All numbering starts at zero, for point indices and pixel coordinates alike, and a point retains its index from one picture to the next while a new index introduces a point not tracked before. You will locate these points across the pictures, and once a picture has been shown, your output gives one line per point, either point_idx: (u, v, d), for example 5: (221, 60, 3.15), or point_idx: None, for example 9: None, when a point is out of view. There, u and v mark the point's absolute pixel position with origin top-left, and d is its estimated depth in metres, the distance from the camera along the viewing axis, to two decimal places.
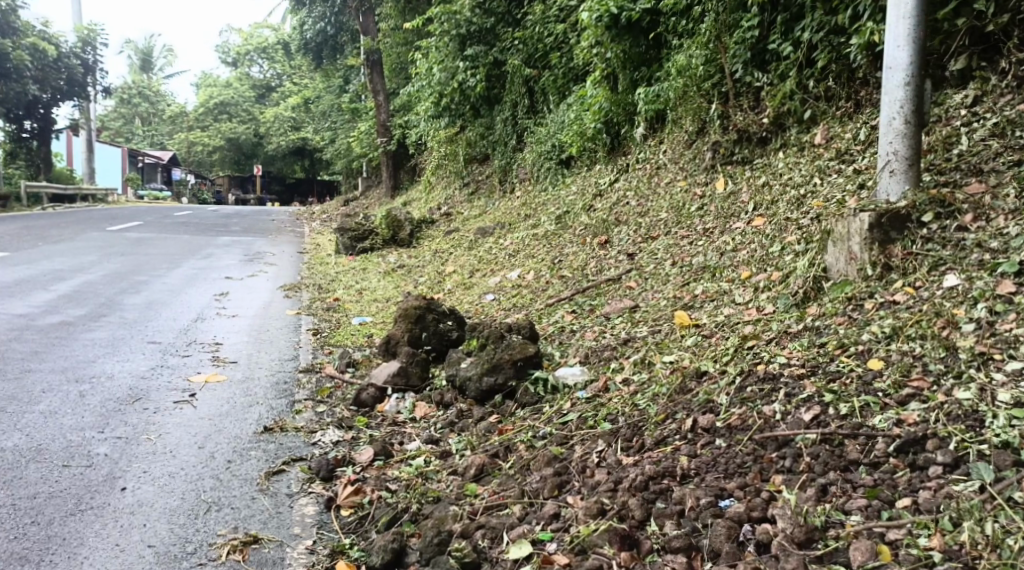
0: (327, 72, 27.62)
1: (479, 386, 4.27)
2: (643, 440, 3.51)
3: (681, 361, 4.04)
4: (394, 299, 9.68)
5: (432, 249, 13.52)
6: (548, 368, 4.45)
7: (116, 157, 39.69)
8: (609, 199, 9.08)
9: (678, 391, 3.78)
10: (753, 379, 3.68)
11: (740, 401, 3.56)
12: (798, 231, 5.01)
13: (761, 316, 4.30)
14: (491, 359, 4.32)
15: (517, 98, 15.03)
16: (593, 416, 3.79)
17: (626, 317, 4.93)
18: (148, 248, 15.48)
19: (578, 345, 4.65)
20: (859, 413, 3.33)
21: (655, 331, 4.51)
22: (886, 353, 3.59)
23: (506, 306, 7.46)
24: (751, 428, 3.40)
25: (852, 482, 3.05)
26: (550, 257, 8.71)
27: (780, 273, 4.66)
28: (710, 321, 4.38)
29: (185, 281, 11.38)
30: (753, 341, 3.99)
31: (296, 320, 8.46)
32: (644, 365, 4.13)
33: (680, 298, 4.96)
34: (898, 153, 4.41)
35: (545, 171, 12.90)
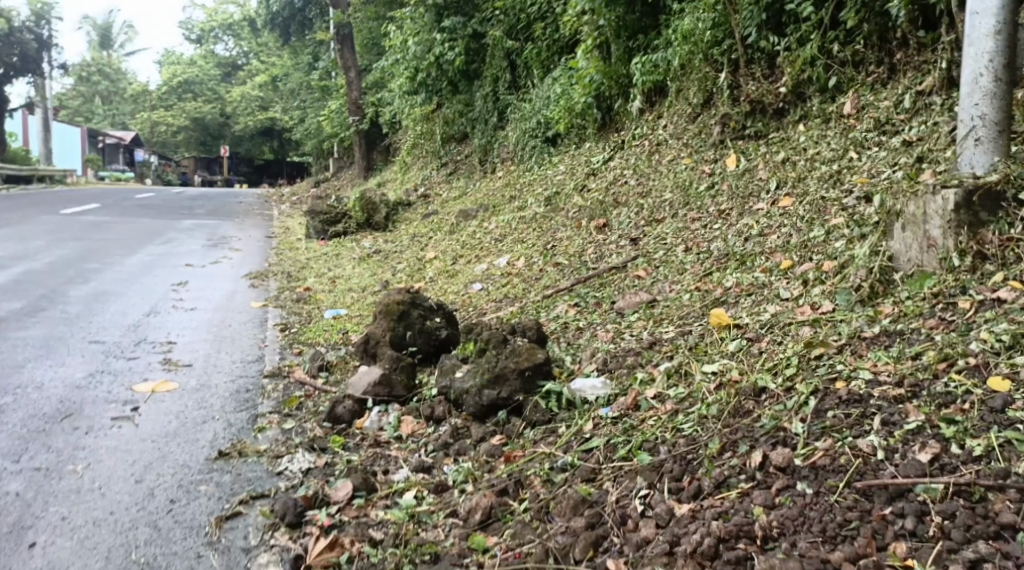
0: (296, 48, 26.71)
1: (489, 403, 3.60)
2: (699, 482, 2.86)
3: (728, 373, 3.39)
4: (370, 288, 9.00)
5: (410, 232, 12.83)
6: (564, 378, 3.79)
7: (77, 138, 38.58)
8: (603, 178, 8.44)
9: (733, 413, 3.14)
10: (833, 402, 3.04)
11: (823, 432, 2.92)
12: (843, 213, 4.44)
13: (819, 315, 3.66)
14: (493, 368, 3.65)
15: (498, 73, 14.34)
16: (631, 446, 3.13)
17: (646, 314, 4.27)
18: (105, 233, 14.65)
19: (595, 348, 3.99)
20: (1000, 455, 2.67)
21: (684, 332, 3.86)
22: (1012, 370, 2.95)
23: (497, 297, 6.80)
24: (847, 473, 2.74)
25: (1015, 559, 2.38)
26: (541, 242, 8.07)
27: (835, 263, 4.03)
28: (754, 321, 3.74)
29: (142, 269, 10.62)
30: (820, 349, 3.35)
31: (261, 312, 7.75)
32: (681, 377, 3.47)
33: (709, 293, 4.29)
34: (986, 116, 3.91)
35: (530, 150, 12.22)
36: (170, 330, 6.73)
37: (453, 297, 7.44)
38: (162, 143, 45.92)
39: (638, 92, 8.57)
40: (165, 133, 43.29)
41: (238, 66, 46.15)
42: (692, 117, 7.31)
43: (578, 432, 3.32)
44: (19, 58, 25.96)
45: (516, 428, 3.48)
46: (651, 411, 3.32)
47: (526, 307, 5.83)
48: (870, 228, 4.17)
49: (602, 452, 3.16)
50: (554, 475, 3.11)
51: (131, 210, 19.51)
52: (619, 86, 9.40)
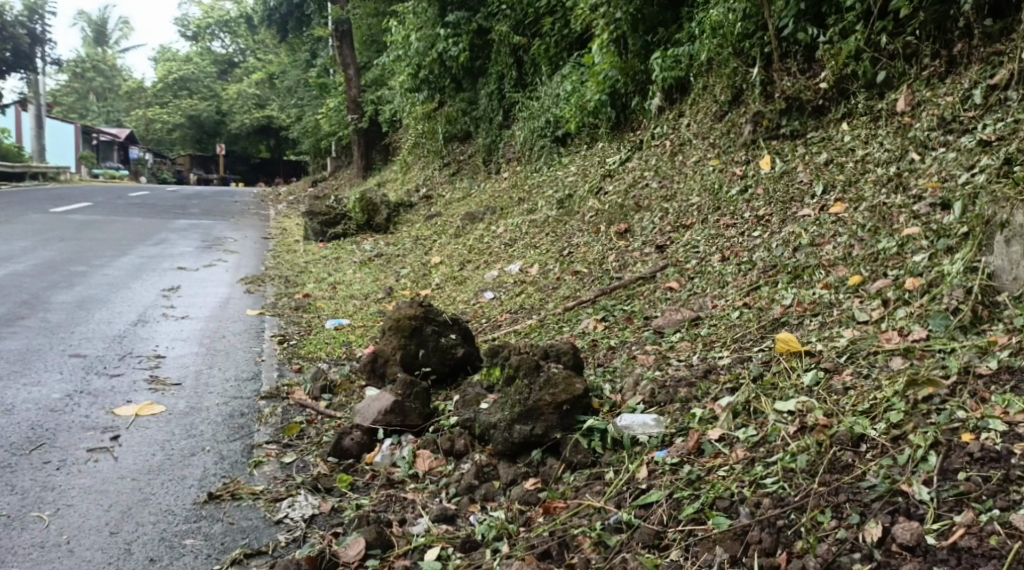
0: (293, 46, 26.22)
1: (531, 444, 3.19)
2: (804, 559, 2.51)
3: (809, 413, 3.07)
4: (372, 295, 8.53)
5: (412, 235, 12.38)
6: (611, 412, 3.38)
7: (72, 135, 38.03)
8: (619, 180, 7.99)
9: (829, 469, 2.77)
10: (965, 462, 2.65)
11: (959, 501, 2.54)
12: (916, 222, 4.06)
13: (911, 344, 3.28)
14: (525, 402, 3.22)
15: (503, 70, 13.88)
16: (706, 503, 2.77)
17: (697, 336, 3.85)
18: (97, 234, 14.19)
19: (642, 376, 3.56)
20: None
21: (749, 360, 3.49)
22: None
23: (512, 307, 6.36)
24: (1007, 557, 2.34)
25: None
26: (555, 248, 7.60)
27: (920, 281, 3.63)
28: (829, 348, 3.42)
29: (132, 272, 10.17)
30: (929, 389, 2.95)
31: (257, 322, 7.29)
32: (751, 415, 3.16)
33: (766, 311, 3.93)
34: None
35: (538, 150, 11.75)
36: (158, 342, 6.28)
37: (461, 309, 6.96)
38: (157, 141, 45.38)
39: (656, 90, 8.14)
40: (161, 132, 42.76)
41: (234, 64, 45.65)
42: (718, 116, 6.87)
43: (641, 484, 2.94)
44: (13, 54, 25.39)
45: (561, 473, 3.08)
46: (724, 458, 2.97)
47: (548, 321, 5.42)
48: (954, 239, 3.79)
49: (674, 510, 2.79)
50: (621, 539, 2.73)
51: (124, 210, 19.03)
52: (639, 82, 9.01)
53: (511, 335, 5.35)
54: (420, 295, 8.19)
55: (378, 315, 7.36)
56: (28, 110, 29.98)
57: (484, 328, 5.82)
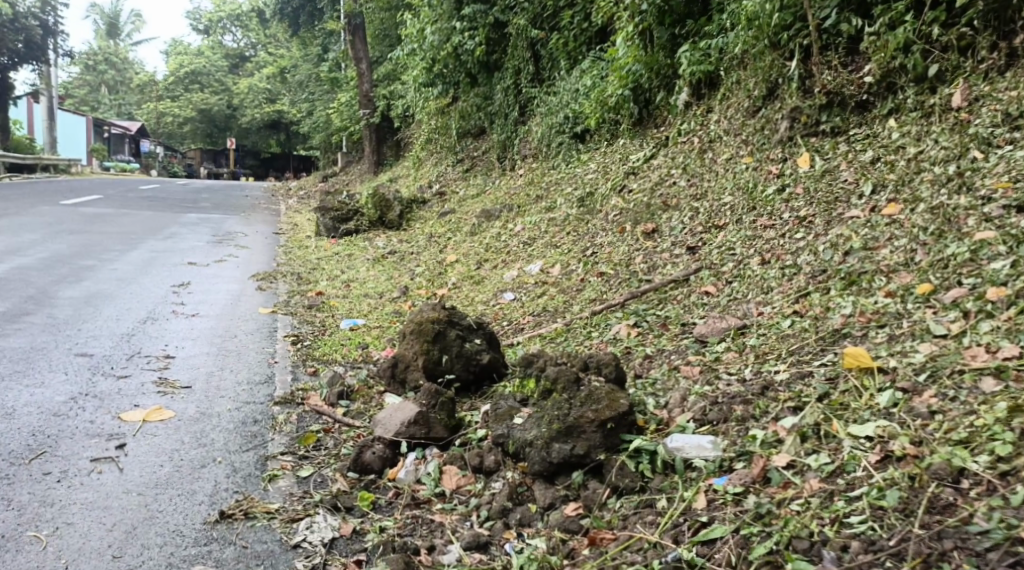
0: (305, 39, 25.97)
1: (572, 465, 3.07)
2: None
3: (885, 440, 2.91)
4: (386, 295, 8.28)
5: (426, 232, 12.13)
6: (659, 431, 3.27)
7: (82, 127, 37.85)
8: (645, 178, 7.70)
9: (929, 509, 2.59)
10: None
11: None
12: (988, 226, 3.81)
13: (1003, 362, 3.04)
14: (565, 419, 3.12)
15: (520, 64, 13.60)
16: (782, 544, 2.61)
17: (748, 346, 3.72)
18: (105, 227, 13.96)
19: (688, 392, 3.48)
20: None
21: (816, 376, 3.33)
22: None
23: (534, 309, 6.09)
24: None
25: None
26: (578, 248, 7.33)
27: (1005, 291, 3.38)
28: (901, 364, 3.22)
29: (140, 267, 9.91)
30: None
31: (270, 321, 7.03)
32: (824, 440, 2.99)
33: (824, 319, 3.74)
34: None
35: (556, 147, 11.48)
36: (167, 341, 6.01)
37: (480, 311, 6.69)
38: (167, 134, 45.18)
39: (683, 83, 7.88)
40: (171, 125, 42.57)
41: (245, 58, 45.44)
42: (752, 111, 6.59)
43: (700, 516, 2.81)
44: (24, 44, 25.17)
45: (605, 498, 2.97)
46: (795, 490, 2.81)
47: (575, 326, 5.16)
48: None
49: (741, 549, 2.64)
50: None
51: (133, 202, 18.81)
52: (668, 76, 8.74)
53: (537, 342, 5.10)
54: (435, 295, 7.92)
55: (394, 316, 7.11)
56: (38, 101, 29.75)
57: (508, 332, 5.59)
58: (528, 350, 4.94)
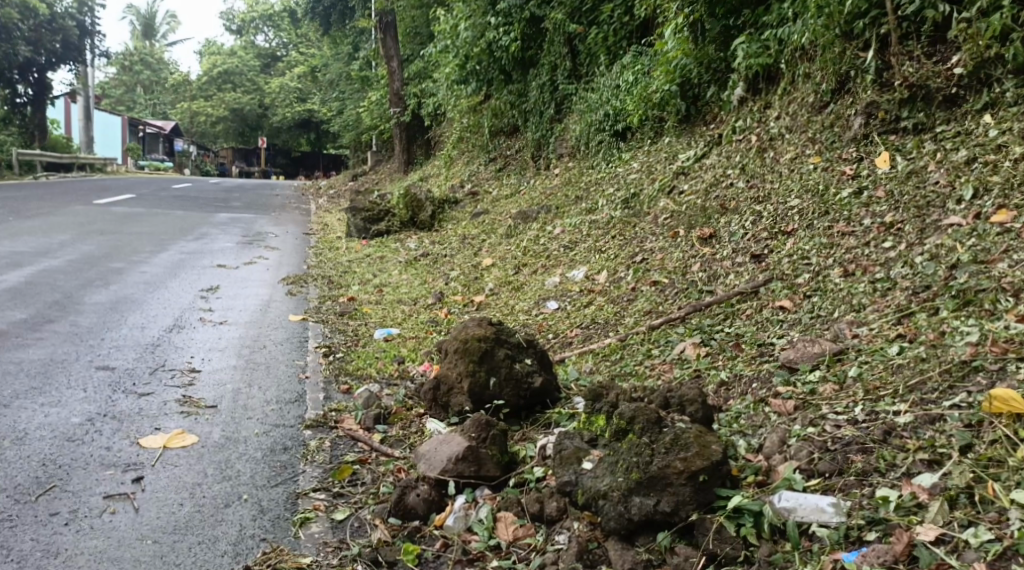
0: (334, 37, 25.68)
1: (657, 524, 2.76)
2: None
3: None
4: (420, 301, 7.87)
5: (459, 233, 11.72)
6: (760, 485, 2.93)
7: (115, 126, 37.91)
8: (697, 179, 7.23)
9: None
10: None
11: None
12: None
13: None
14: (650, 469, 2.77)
15: (557, 60, 13.16)
16: None
17: (851, 379, 3.35)
18: (134, 227, 13.70)
19: (788, 434, 3.14)
20: None
21: (955, 420, 2.94)
22: None
23: (584, 319, 5.67)
24: None
25: None
26: (625, 252, 6.88)
27: None
28: None
29: (169, 269, 9.59)
30: None
31: (300, 330, 6.64)
32: (981, 511, 2.60)
33: (947, 351, 3.26)
34: None
35: (596, 145, 11.00)
36: (193, 352, 5.63)
37: (519, 319, 6.25)
38: (197, 133, 45.21)
39: (738, 77, 7.51)
40: (202, 123, 42.58)
41: (275, 57, 45.37)
42: (817, 108, 6.26)
43: None
44: (59, 44, 25.12)
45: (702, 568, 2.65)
46: None
47: (631, 342, 4.73)
48: None
49: None
50: None
51: (164, 202, 18.59)
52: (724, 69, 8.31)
53: (589, 360, 4.67)
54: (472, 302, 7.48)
55: (431, 326, 6.69)
56: (74, 100, 29.79)
57: (556, 345, 5.20)
58: (581, 370, 4.51)
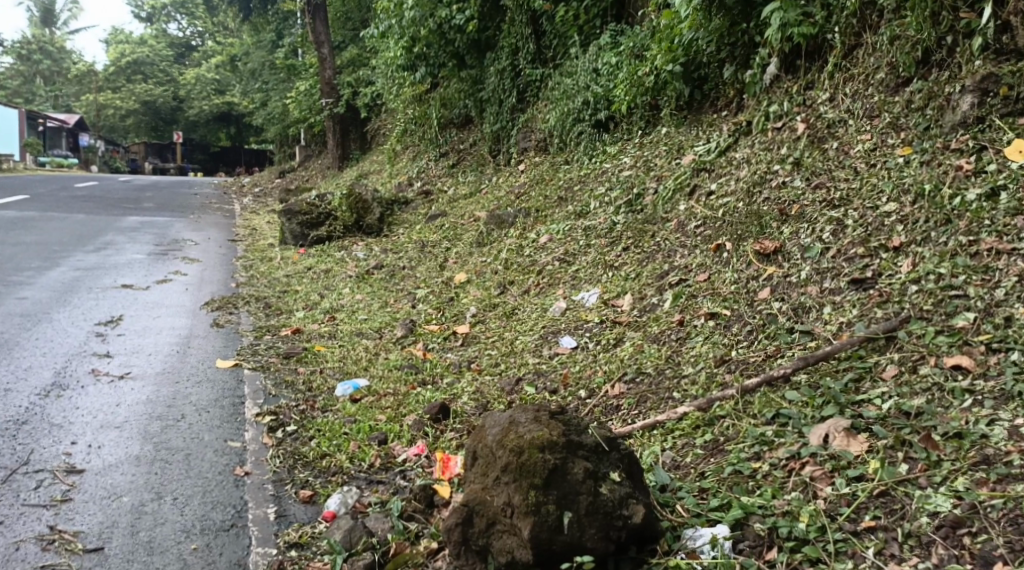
0: (256, 25, 23.76)
1: None
2: None
3: None
4: (386, 333, 6.46)
5: (415, 239, 10.27)
6: None
7: (15, 120, 35.01)
8: (728, 177, 5.95)
9: None
10: None
11: None
12: None
13: None
14: None
15: (518, 42, 11.82)
16: None
17: None
18: (28, 237, 11.88)
19: None
20: None
21: None
22: None
23: (625, 367, 4.30)
24: None
25: None
26: (649, 274, 5.53)
27: None
28: None
29: (60, 295, 7.92)
30: None
31: (233, 385, 5.09)
32: None
33: None
34: None
35: (575, 137, 9.75)
36: (75, 430, 4.15)
37: (526, 368, 4.85)
38: (110, 128, 42.50)
39: (768, 49, 6.27)
40: (114, 118, 40.01)
41: (190, 48, 42.98)
42: (894, 88, 5.02)
43: None
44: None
45: None
46: None
47: (721, 415, 3.39)
48: None
49: None
50: None
51: (66, 204, 16.62)
52: (742, 43, 7.01)
53: (666, 450, 3.31)
54: (457, 336, 6.09)
55: (408, 375, 5.21)
56: None
57: (603, 415, 3.86)
58: (664, 465, 3.22)
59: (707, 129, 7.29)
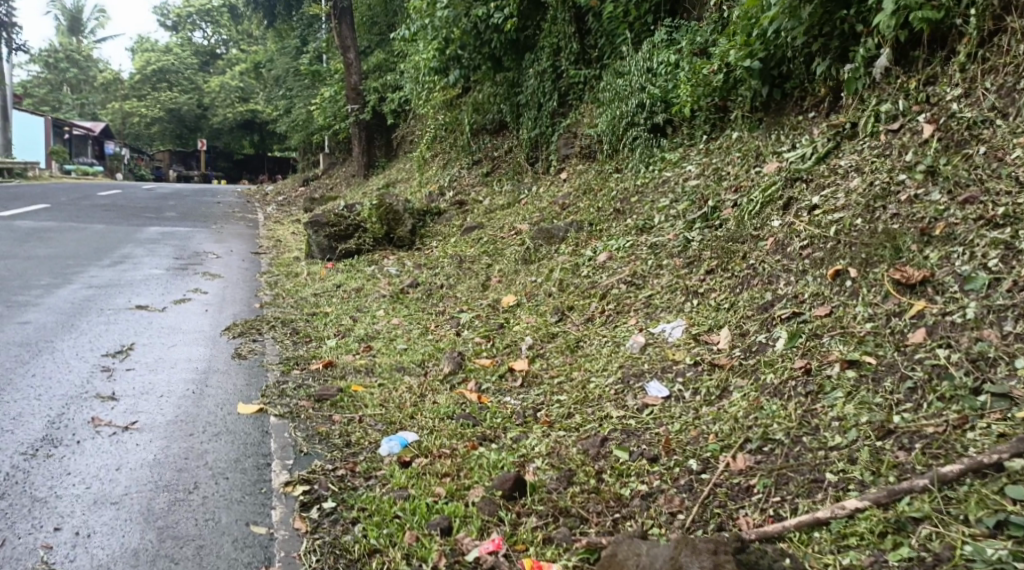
0: (280, 31, 23.05)
1: None
2: None
3: None
4: (430, 368, 5.61)
5: (451, 253, 9.44)
6: None
7: (40, 127, 34.67)
8: (835, 188, 5.06)
9: None
10: None
11: None
12: None
13: None
14: None
15: (560, 41, 11.03)
16: None
17: None
18: (40, 250, 11.17)
19: None
20: None
21: None
22: None
23: (745, 432, 3.44)
24: None
25: None
26: (746, 305, 4.65)
27: None
28: None
29: (65, 318, 7.14)
30: None
31: (258, 440, 4.25)
32: None
33: None
34: None
35: (628, 142, 8.92)
36: (60, 507, 3.42)
37: (609, 424, 3.98)
38: (133, 136, 42.06)
39: (879, 37, 5.41)
40: (137, 126, 39.56)
41: (215, 56, 42.48)
42: None
43: None
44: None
45: None
46: None
47: (917, 516, 2.84)
48: None
49: None
50: None
51: (84, 213, 15.97)
52: (836, 34, 6.14)
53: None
54: (514, 375, 5.23)
55: (463, 427, 4.34)
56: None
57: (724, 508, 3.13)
58: None
59: (793, 133, 6.50)
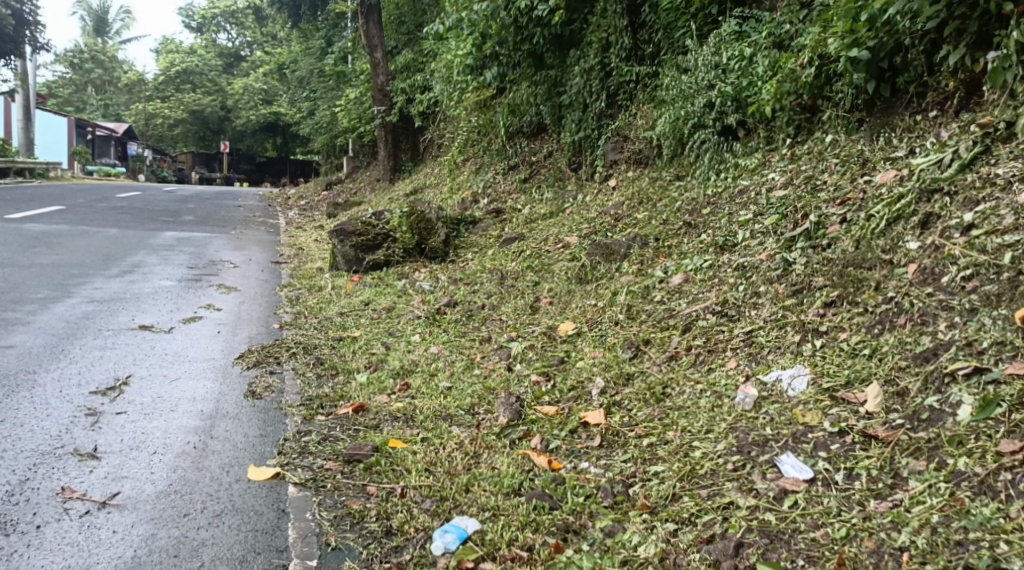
0: (305, 31, 22.19)
1: None
2: None
3: None
4: (482, 416, 4.59)
5: (490, 267, 8.45)
6: None
7: (64, 128, 34.18)
8: (997, 202, 4.18)
9: None
10: None
11: None
12: None
13: None
14: None
15: (610, 36, 10.02)
16: None
17: None
18: (45, 257, 10.34)
19: None
20: None
21: None
22: None
23: (959, 552, 2.67)
24: None
25: None
26: (895, 353, 3.68)
27: None
28: None
29: (58, 340, 6.24)
30: None
31: (268, 524, 3.34)
32: None
33: None
34: None
35: (694, 146, 7.89)
36: None
37: (737, 519, 3.05)
38: (156, 137, 41.49)
39: None
40: (162, 127, 39.02)
41: (239, 59, 41.80)
42: None
43: None
44: None
45: None
46: None
47: None
48: None
49: None
50: None
51: (99, 216, 15.16)
52: (976, 13, 5.12)
53: None
54: (588, 430, 4.18)
55: (536, 512, 3.36)
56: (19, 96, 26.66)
57: None
58: None
59: (913, 135, 5.49)
